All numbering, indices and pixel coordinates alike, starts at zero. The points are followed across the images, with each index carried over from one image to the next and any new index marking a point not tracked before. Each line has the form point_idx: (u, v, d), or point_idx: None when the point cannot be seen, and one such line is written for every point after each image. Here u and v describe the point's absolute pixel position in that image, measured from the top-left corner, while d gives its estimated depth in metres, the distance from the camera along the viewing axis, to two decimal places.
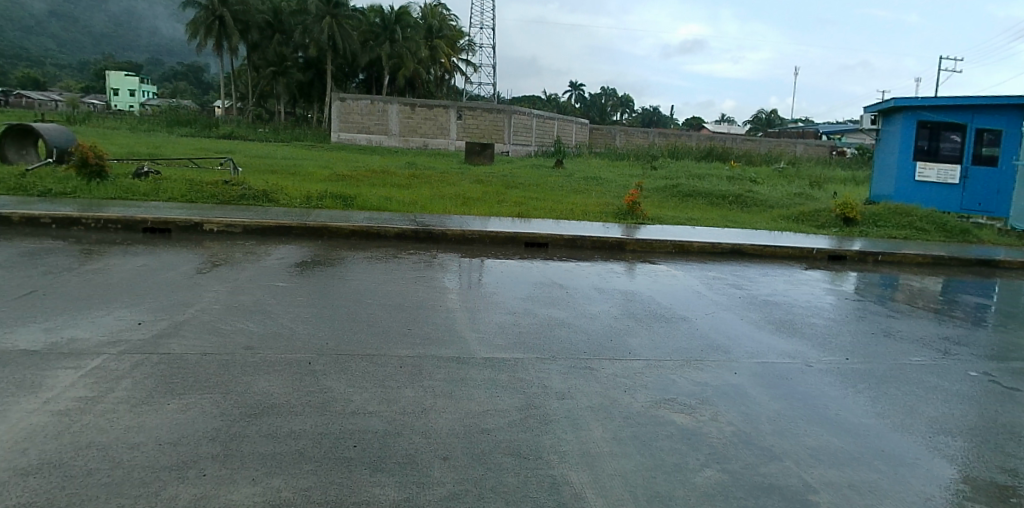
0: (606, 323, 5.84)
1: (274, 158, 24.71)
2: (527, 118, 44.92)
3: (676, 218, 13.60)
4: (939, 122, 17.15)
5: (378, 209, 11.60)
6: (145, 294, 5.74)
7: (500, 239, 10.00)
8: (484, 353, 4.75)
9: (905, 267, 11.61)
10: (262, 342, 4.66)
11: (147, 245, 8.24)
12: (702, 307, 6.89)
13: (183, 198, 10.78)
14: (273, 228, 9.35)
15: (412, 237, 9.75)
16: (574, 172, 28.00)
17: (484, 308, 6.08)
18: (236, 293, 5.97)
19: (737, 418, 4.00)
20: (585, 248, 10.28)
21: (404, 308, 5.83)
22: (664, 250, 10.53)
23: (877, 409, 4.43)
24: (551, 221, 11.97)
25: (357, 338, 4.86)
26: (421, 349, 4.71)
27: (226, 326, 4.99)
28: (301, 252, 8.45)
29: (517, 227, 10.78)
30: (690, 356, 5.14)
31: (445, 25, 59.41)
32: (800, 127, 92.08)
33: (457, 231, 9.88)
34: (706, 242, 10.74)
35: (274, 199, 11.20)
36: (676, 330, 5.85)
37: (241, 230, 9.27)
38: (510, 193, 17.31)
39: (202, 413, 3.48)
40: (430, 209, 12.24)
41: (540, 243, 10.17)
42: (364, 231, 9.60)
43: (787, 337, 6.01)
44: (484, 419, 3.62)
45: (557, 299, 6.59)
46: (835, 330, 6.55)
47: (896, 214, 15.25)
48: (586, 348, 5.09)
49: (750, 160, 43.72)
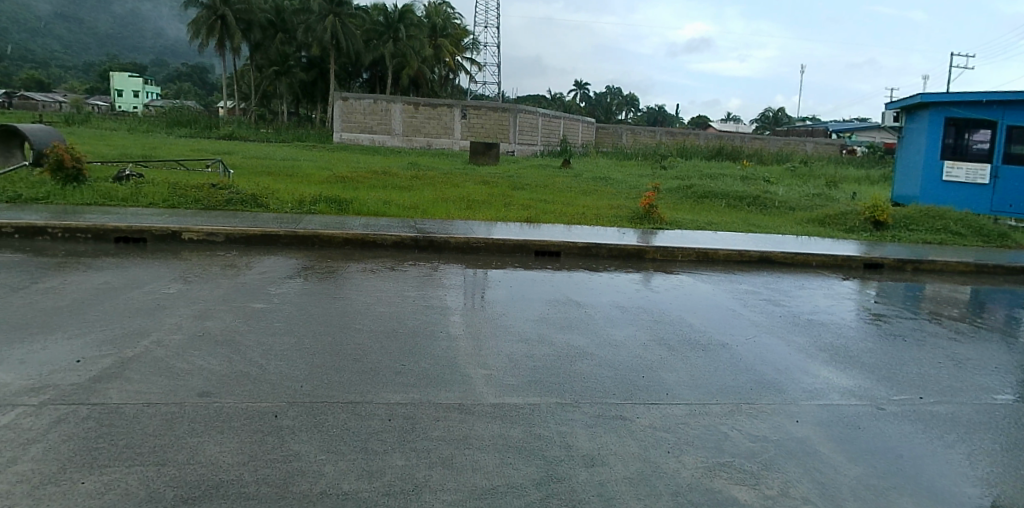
0: (635, 353, 5.01)
1: (271, 159, 23.94)
2: (533, 117, 44.03)
3: (696, 222, 12.70)
4: (967, 119, 16.23)
5: (376, 214, 10.77)
6: (95, 321, 4.91)
7: (507, 248, 9.14)
8: (493, 397, 3.92)
9: (947, 276, 10.67)
10: (221, 387, 3.82)
11: (116, 258, 7.44)
12: (742, 331, 6.02)
13: (166, 204, 9.99)
14: (259, 236, 8.52)
15: (412, 245, 8.90)
16: (581, 172, 27.09)
17: (492, 334, 5.22)
18: (204, 318, 5.14)
19: (814, 493, 3.13)
20: (600, 257, 9.40)
21: (397, 337, 4.97)
22: (686, 259, 9.65)
23: (981, 472, 3.56)
24: (562, 226, 11.11)
25: (339, 379, 4.02)
26: (417, 394, 3.88)
27: (184, 364, 4.16)
28: (288, 265, 7.62)
29: (525, 234, 9.92)
30: (739, 399, 4.29)
31: (450, 24, 58.65)
32: (809, 125, 90.87)
33: (460, 238, 9.03)
34: (732, 250, 9.85)
35: (263, 204, 10.39)
36: (717, 362, 4.99)
37: (224, 238, 8.44)
38: (517, 195, 16.44)
39: (123, 498, 2.65)
40: (432, 214, 11.42)
41: (552, 251, 9.31)
42: (359, 239, 8.74)
43: (844, 370, 5.16)
44: (493, 502, 2.77)
45: (575, 323, 5.74)
46: (895, 357, 5.69)
47: (929, 217, 14.32)
48: (615, 388, 4.24)
49: (760, 160, 42.69)
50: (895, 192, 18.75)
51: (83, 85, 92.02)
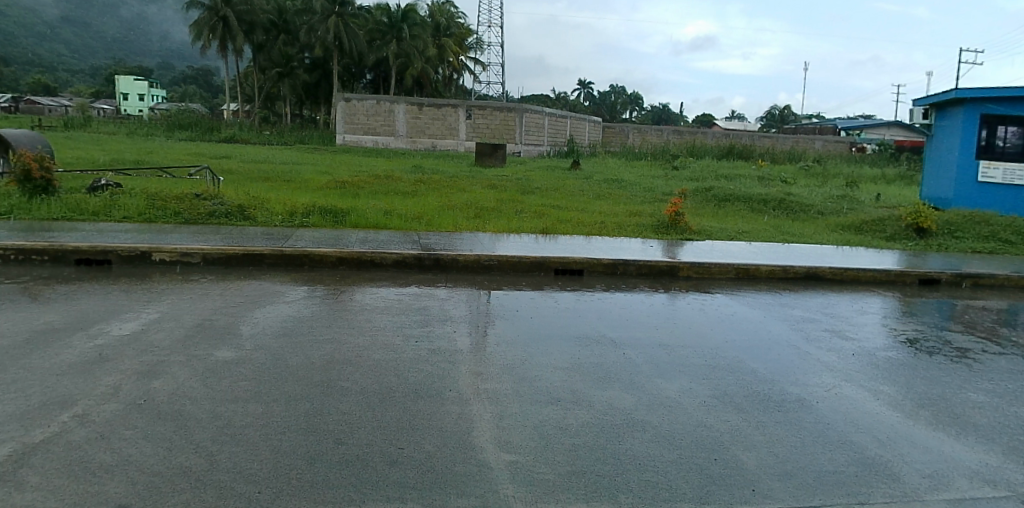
0: (696, 419, 3.99)
1: (271, 163, 22.98)
2: (540, 117, 42.93)
3: (726, 231, 11.63)
4: (1006, 116, 15.37)
5: (376, 226, 9.70)
6: (11, 384, 3.85)
7: (523, 266, 8.05)
8: (523, 504, 2.86)
9: (1013, 292, 9.48)
10: (147, 496, 2.75)
11: (72, 285, 6.41)
12: (816, 381, 4.97)
13: (142, 218, 8.96)
14: (240, 256, 7.42)
15: (414, 265, 7.80)
16: (592, 174, 26.03)
17: (514, 392, 4.16)
18: (151, 377, 4.07)
19: None
20: (627, 275, 8.29)
21: (395, 401, 3.89)
22: (725, 276, 8.55)
23: None
24: (581, 238, 10.05)
25: (312, 478, 2.96)
26: (419, 504, 2.80)
27: (106, 456, 3.09)
28: (270, 290, 6.56)
29: (542, 249, 8.83)
30: (847, 495, 3.21)
31: (453, 23, 57.58)
32: (818, 123, 89.39)
33: (469, 256, 7.94)
34: (776, 266, 8.77)
35: (250, 216, 9.37)
36: (799, 433, 3.95)
37: (200, 259, 7.35)
38: (528, 200, 15.43)
39: None
40: (437, 225, 10.38)
41: (574, 270, 8.20)
42: (354, 259, 7.66)
43: (958, 439, 4.08)
44: None
45: (615, 372, 4.69)
46: (1012, 415, 4.58)
47: (974, 223, 13.19)
48: (683, 481, 3.18)
49: (772, 159, 41.45)
50: (925, 192, 17.68)
51: (86, 87, 91.59)
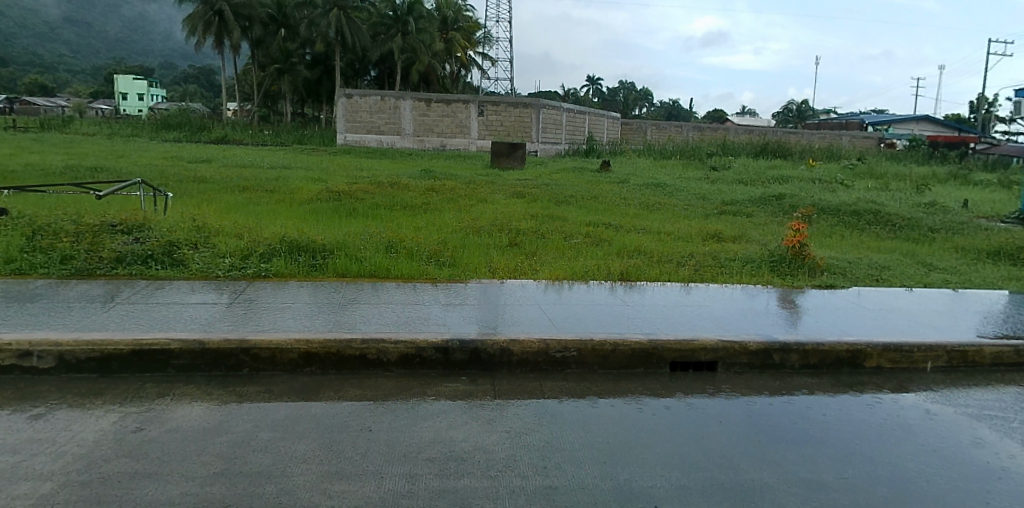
0: None
1: (258, 168, 19.89)
2: (558, 112, 39.58)
3: (862, 268, 8.43)
4: None
5: (373, 273, 6.55)
6: None
7: (619, 360, 4.81)
8: None
9: None
10: None
11: None
12: None
13: (11, 269, 5.83)
14: (126, 354, 4.22)
15: (434, 362, 4.57)
16: (626, 177, 22.87)
17: None
18: None
19: None
20: (783, 366, 5.03)
21: None
22: (934, 364, 5.38)
23: None
24: (676, 287, 6.86)
25: None
26: None
27: None
28: (158, 443, 3.32)
29: (640, 316, 5.60)
30: None
31: (462, 16, 54.27)
32: (838, 117, 85.45)
33: (531, 343, 4.69)
34: (1006, 349, 5.59)
35: (181, 261, 6.26)
36: None
37: (57, 362, 4.15)
38: (568, 216, 12.26)
39: None
40: (461, 264, 7.23)
41: (700, 361, 4.92)
42: (336, 355, 4.44)
43: None
44: None
45: None
46: None
47: None
48: None
49: (809, 157, 37.97)
50: None
51: (88, 88, 89.18)
